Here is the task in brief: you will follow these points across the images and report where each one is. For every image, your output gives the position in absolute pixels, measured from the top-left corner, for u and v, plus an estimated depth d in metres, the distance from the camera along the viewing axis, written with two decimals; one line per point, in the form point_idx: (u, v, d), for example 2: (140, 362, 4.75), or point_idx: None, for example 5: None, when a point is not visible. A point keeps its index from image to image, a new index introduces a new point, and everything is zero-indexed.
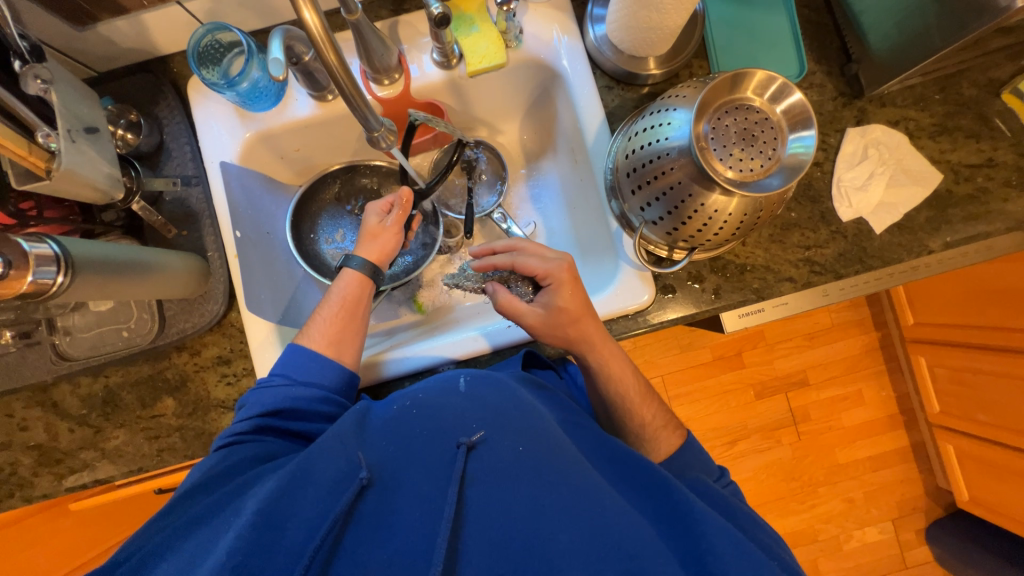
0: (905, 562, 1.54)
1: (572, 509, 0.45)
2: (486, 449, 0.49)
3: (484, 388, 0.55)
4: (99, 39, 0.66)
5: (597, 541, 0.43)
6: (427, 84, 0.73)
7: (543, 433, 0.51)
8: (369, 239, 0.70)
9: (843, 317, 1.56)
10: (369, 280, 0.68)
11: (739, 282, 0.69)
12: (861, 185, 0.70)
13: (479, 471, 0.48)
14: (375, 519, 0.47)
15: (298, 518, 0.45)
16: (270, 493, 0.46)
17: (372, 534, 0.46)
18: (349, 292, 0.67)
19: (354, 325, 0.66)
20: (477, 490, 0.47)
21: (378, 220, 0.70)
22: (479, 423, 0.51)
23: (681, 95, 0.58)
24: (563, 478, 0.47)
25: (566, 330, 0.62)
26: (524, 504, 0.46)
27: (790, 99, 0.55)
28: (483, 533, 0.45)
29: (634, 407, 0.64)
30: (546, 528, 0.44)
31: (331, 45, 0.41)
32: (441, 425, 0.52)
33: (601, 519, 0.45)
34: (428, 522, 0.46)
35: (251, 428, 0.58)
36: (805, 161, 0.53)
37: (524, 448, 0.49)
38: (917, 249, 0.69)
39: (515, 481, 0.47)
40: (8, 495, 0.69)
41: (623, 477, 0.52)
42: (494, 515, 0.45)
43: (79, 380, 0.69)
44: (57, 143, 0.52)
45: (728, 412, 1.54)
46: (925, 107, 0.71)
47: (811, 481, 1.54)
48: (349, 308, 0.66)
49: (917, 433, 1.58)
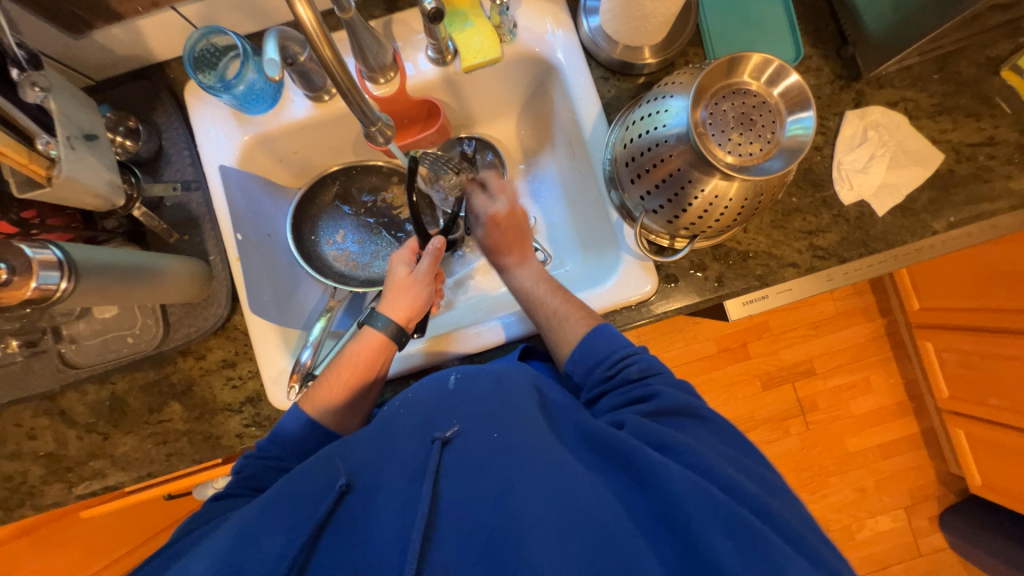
0: (920, 549, 1.53)
1: (539, 486, 0.47)
2: (461, 442, 0.52)
3: (470, 383, 0.58)
4: (95, 47, 0.66)
5: (562, 514, 0.45)
6: (423, 81, 0.73)
7: (518, 416, 0.54)
8: (399, 294, 0.66)
9: (848, 304, 1.55)
10: (389, 344, 0.65)
11: (742, 269, 0.69)
12: (862, 168, 0.69)
13: (455, 461, 0.51)
14: (353, 521, 0.50)
15: (274, 533, 0.48)
16: (248, 518, 0.49)
17: (348, 536, 0.49)
18: (367, 354, 0.64)
19: (365, 390, 0.64)
20: (450, 481, 0.50)
21: (407, 273, 0.68)
22: (454, 419, 0.55)
23: (677, 82, 0.58)
24: (527, 457, 0.50)
25: (498, 246, 0.72)
26: (496, 490, 0.48)
27: (787, 81, 0.54)
28: (453, 520, 0.47)
29: (561, 335, 0.63)
30: (513, 505, 0.47)
31: (327, 41, 0.41)
32: (421, 421, 0.55)
33: (572, 494, 0.47)
34: (402, 515, 0.48)
35: (229, 492, 0.58)
36: (805, 142, 0.53)
37: (498, 434, 0.52)
38: (921, 230, 0.69)
39: (484, 468, 0.50)
40: (18, 505, 0.69)
41: (591, 449, 0.53)
42: (466, 501, 0.48)
43: (86, 388, 0.70)
44: (57, 151, 0.53)
45: (734, 403, 1.53)
46: (924, 87, 0.71)
47: (821, 470, 1.53)
48: (362, 373, 0.63)
49: (926, 419, 1.57)
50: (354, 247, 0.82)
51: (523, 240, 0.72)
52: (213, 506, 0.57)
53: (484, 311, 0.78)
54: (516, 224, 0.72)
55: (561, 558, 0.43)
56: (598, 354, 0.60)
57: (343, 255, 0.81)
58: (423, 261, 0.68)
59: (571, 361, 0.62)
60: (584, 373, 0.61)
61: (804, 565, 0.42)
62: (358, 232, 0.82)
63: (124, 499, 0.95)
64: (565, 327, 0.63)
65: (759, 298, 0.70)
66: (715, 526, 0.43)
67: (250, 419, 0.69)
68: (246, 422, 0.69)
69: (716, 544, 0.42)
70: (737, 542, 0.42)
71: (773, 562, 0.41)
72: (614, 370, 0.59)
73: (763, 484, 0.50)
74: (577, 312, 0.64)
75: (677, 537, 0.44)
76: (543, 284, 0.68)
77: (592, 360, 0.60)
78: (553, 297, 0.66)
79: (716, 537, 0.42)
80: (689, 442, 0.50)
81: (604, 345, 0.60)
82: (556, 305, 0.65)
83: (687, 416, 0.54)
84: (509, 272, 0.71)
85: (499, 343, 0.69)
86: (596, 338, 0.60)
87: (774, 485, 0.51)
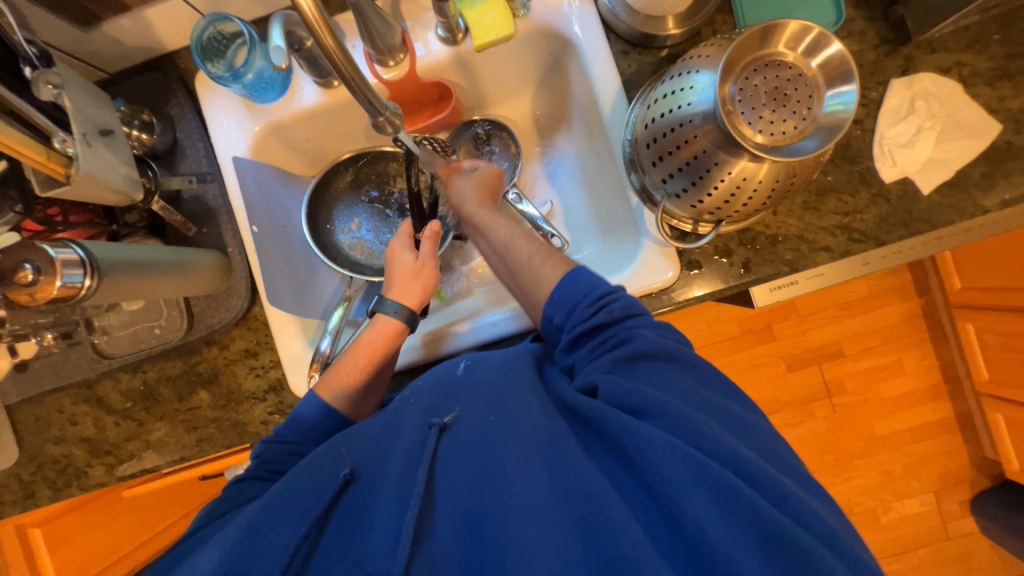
0: (948, 533, 1.49)
1: (531, 467, 0.47)
2: (459, 428, 0.52)
3: (475, 372, 0.58)
4: (106, 39, 0.65)
5: (550, 494, 0.45)
6: (433, 62, 0.70)
7: (514, 399, 0.53)
8: (409, 279, 0.68)
9: (882, 284, 1.48)
10: (404, 327, 0.66)
11: (770, 254, 0.65)
12: (906, 143, 0.64)
13: (451, 447, 0.51)
14: (354, 511, 0.50)
15: (280, 525, 0.49)
16: (255, 511, 0.51)
17: (351, 526, 0.49)
18: (383, 341, 0.65)
19: (376, 373, 0.64)
20: (446, 465, 0.50)
21: (413, 260, 0.68)
22: (453, 405, 0.55)
23: (704, 55, 0.54)
24: (519, 439, 0.49)
25: (466, 197, 0.70)
26: (487, 474, 0.48)
27: (828, 51, 0.50)
28: (447, 503, 0.47)
29: (539, 278, 0.61)
30: (503, 488, 0.46)
31: (327, 28, 0.39)
32: (426, 405, 0.56)
33: (563, 472, 0.46)
34: (400, 498, 0.48)
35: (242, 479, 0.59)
36: (844, 119, 0.48)
37: (494, 418, 0.52)
38: (970, 209, 0.63)
39: (477, 451, 0.50)
40: (66, 485, 0.73)
41: (582, 423, 0.52)
42: (458, 486, 0.48)
43: (119, 377, 0.73)
44: (74, 148, 0.53)
45: (758, 386, 1.50)
46: (982, 50, 0.64)
47: (846, 453, 1.50)
48: (375, 357, 0.64)
49: (963, 403, 1.50)
50: (368, 235, 0.81)
51: (495, 200, 0.71)
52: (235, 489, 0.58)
53: (500, 299, 0.77)
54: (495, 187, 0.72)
55: (550, 541, 0.42)
56: (579, 292, 0.56)
57: (359, 244, 0.81)
58: (424, 245, 0.69)
59: (552, 304, 0.57)
60: (565, 316, 0.56)
61: (813, 537, 0.40)
62: (372, 220, 0.82)
63: (161, 479, 0.99)
64: (542, 270, 0.61)
65: (788, 284, 0.66)
66: (704, 501, 0.41)
67: (274, 407, 0.71)
68: (270, 410, 0.71)
69: (700, 513, 0.40)
70: (725, 513, 0.40)
71: (768, 536, 0.39)
72: (597, 306, 0.54)
73: (745, 433, 0.48)
74: (554, 256, 0.62)
75: (668, 517, 0.42)
76: (517, 232, 0.65)
77: (573, 299, 0.56)
78: (531, 247, 0.63)
79: (700, 507, 0.41)
80: (665, 400, 0.47)
81: (585, 282, 0.56)
82: (530, 252, 0.63)
83: (665, 359, 0.52)
84: (480, 228, 0.68)
85: (514, 332, 0.69)
86: (574, 276, 0.57)
87: (753, 431, 0.49)
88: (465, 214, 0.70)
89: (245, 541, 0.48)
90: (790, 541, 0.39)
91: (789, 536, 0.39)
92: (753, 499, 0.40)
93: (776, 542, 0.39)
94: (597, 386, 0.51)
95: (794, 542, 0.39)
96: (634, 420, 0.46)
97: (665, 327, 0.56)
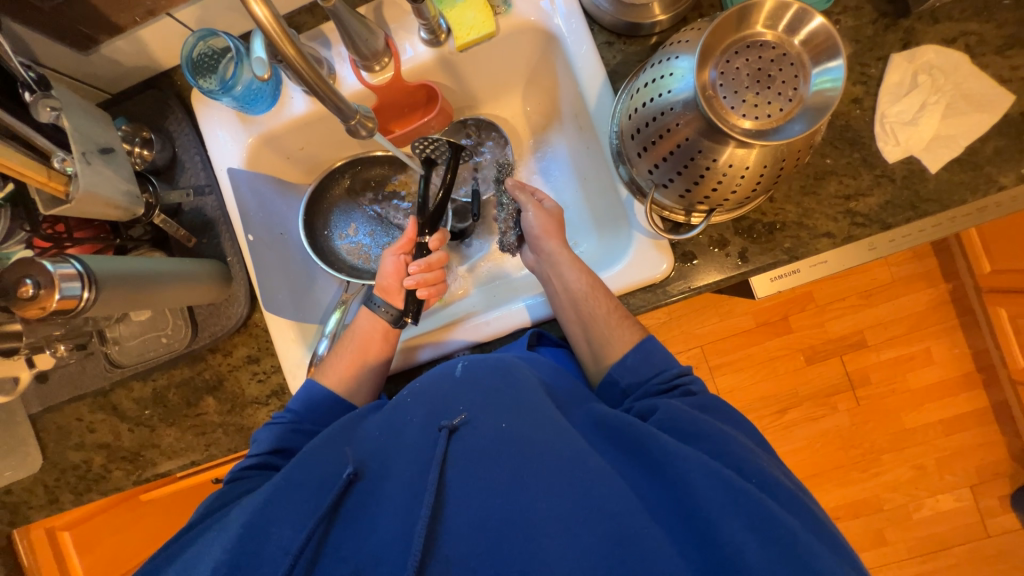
0: (988, 530, 1.41)
1: (552, 477, 0.47)
2: (469, 430, 0.52)
3: (481, 371, 0.57)
4: (105, 61, 0.68)
5: (572, 504, 0.46)
6: (418, 65, 0.71)
7: (530, 407, 0.53)
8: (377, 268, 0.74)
9: (905, 270, 1.41)
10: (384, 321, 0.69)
11: (768, 242, 0.63)
12: (910, 120, 0.61)
13: (461, 451, 0.51)
14: (359, 511, 0.51)
15: (282, 526, 0.49)
16: (255, 508, 0.51)
17: (355, 528, 0.50)
18: (362, 331, 0.69)
19: (364, 364, 0.67)
20: (457, 471, 0.50)
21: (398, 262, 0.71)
22: (461, 406, 0.55)
23: (684, 40, 0.53)
24: (538, 448, 0.49)
25: (540, 230, 0.69)
26: (504, 481, 0.48)
27: (810, 26, 0.48)
28: (461, 510, 0.48)
29: (612, 339, 0.62)
30: (523, 498, 0.47)
31: (286, 37, 0.39)
32: (430, 409, 0.56)
33: (584, 483, 0.47)
34: (409, 503, 0.49)
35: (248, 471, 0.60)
36: (832, 98, 0.46)
37: (507, 425, 0.52)
38: (984, 187, 0.60)
39: (494, 459, 0.50)
40: (87, 490, 0.77)
41: (604, 436, 0.53)
42: (471, 495, 0.48)
43: (132, 385, 0.76)
44: (73, 167, 0.55)
45: (775, 380, 1.45)
46: (991, 17, 0.61)
47: (873, 448, 1.44)
48: (359, 347, 0.67)
49: (998, 393, 1.42)
50: (366, 240, 0.82)
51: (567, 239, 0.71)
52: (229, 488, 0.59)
53: (499, 298, 0.78)
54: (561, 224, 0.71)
55: (573, 550, 0.43)
56: (656, 364, 0.59)
57: (356, 248, 0.82)
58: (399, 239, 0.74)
59: (621, 366, 0.60)
60: (635, 380, 0.59)
61: (834, 557, 0.43)
62: (369, 224, 0.83)
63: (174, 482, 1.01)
64: (613, 328, 0.62)
65: (789, 273, 0.63)
66: (734, 518, 0.43)
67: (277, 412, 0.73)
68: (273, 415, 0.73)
69: (733, 531, 0.42)
70: (755, 531, 0.42)
71: (796, 557, 0.41)
72: (671, 384, 0.57)
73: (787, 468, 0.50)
74: (626, 318, 0.63)
75: (696, 531, 0.43)
76: (596, 284, 0.64)
77: (646, 371, 0.59)
78: (604, 303, 0.63)
79: (730, 521, 0.42)
80: (702, 423, 0.51)
81: (660, 357, 0.59)
82: (607, 308, 0.63)
83: (713, 410, 0.55)
84: (555, 266, 0.67)
85: (509, 330, 0.69)
86: (651, 349, 0.60)
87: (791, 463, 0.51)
88: (542, 246, 0.69)
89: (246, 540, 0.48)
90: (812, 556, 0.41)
91: (808, 553, 0.41)
92: (778, 516, 0.43)
93: (798, 558, 0.41)
94: (653, 411, 0.54)
95: (812, 559, 0.41)
96: (669, 439, 0.49)
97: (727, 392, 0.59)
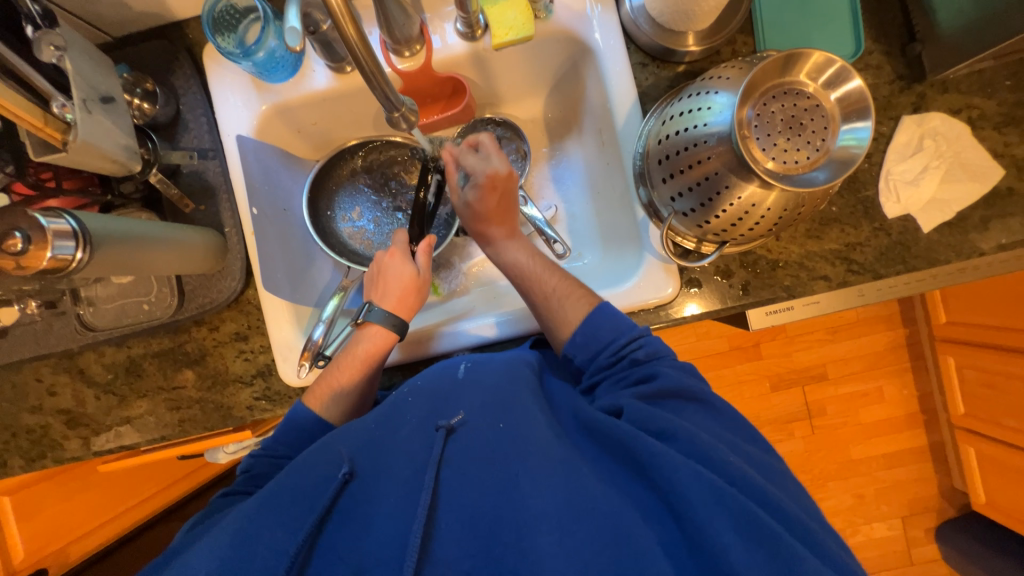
0: (912, 558, 1.53)
1: (547, 478, 0.48)
2: (465, 431, 0.53)
3: (483, 372, 0.57)
4: (113, 2, 0.63)
5: (566, 504, 0.46)
6: (449, 56, 0.69)
7: (527, 410, 0.54)
8: (415, 292, 0.68)
9: (871, 311, 1.50)
10: (394, 332, 0.66)
11: (769, 279, 0.66)
12: (911, 180, 0.65)
13: (456, 450, 0.51)
14: (354, 511, 0.50)
15: (274, 527, 0.48)
16: (245, 513, 0.50)
17: (350, 527, 0.49)
18: (372, 349, 0.65)
19: (366, 373, 0.64)
20: (452, 470, 0.50)
21: (414, 275, 0.68)
22: (459, 407, 0.55)
23: (724, 76, 0.54)
24: (533, 449, 0.50)
25: (484, 215, 0.67)
26: (498, 482, 0.49)
27: (847, 86, 0.50)
28: (455, 511, 0.48)
29: (567, 315, 0.62)
30: (517, 498, 0.47)
31: (350, 18, 0.39)
32: (427, 409, 0.56)
33: (577, 485, 0.47)
34: (405, 504, 0.49)
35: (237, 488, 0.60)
36: (856, 155, 0.49)
37: (503, 425, 0.52)
38: (968, 251, 0.64)
39: (489, 458, 0.50)
40: (41, 456, 0.72)
41: (598, 440, 0.53)
42: (467, 494, 0.48)
43: (103, 350, 0.71)
44: (73, 114, 0.51)
45: (741, 402, 1.52)
46: (993, 94, 0.65)
47: (821, 474, 1.53)
48: (365, 362, 0.64)
49: (937, 434, 1.54)
50: (369, 225, 0.80)
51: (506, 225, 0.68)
52: (220, 501, 0.59)
53: (495, 301, 0.77)
54: (509, 190, 0.67)
55: (567, 553, 0.44)
56: (603, 338, 0.59)
57: (359, 233, 0.80)
58: (421, 258, 0.70)
59: (581, 354, 0.61)
60: (588, 359, 0.60)
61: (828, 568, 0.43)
62: (374, 210, 0.81)
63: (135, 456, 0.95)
64: (565, 309, 0.62)
65: (783, 308, 0.67)
66: (729, 526, 0.43)
67: (261, 393, 0.70)
68: (257, 395, 0.70)
69: (726, 537, 0.43)
70: (749, 541, 0.42)
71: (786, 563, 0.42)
72: (619, 356, 0.58)
73: (776, 474, 0.52)
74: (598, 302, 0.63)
75: (689, 536, 0.44)
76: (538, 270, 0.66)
77: (595, 350, 0.60)
78: (579, 303, 0.62)
79: (721, 522, 0.43)
80: (695, 430, 0.51)
81: (610, 328, 0.59)
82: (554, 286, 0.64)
83: (692, 400, 0.55)
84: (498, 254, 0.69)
85: (509, 336, 0.69)
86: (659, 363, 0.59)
87: (785, 476, 0.52)
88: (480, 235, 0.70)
89: (231, 553, 0.46)
90: (793, 552, 0.42)
91: (799, 554, 0.42)
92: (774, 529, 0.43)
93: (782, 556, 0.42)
94: (622, 409, 0.54)
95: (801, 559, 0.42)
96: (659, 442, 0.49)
97: (688, 368, 0.59)
